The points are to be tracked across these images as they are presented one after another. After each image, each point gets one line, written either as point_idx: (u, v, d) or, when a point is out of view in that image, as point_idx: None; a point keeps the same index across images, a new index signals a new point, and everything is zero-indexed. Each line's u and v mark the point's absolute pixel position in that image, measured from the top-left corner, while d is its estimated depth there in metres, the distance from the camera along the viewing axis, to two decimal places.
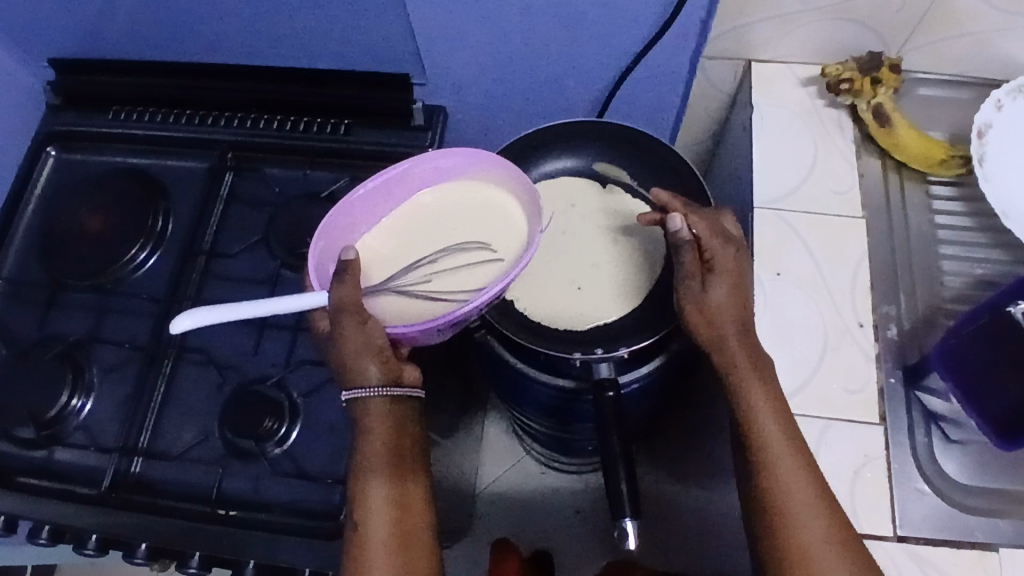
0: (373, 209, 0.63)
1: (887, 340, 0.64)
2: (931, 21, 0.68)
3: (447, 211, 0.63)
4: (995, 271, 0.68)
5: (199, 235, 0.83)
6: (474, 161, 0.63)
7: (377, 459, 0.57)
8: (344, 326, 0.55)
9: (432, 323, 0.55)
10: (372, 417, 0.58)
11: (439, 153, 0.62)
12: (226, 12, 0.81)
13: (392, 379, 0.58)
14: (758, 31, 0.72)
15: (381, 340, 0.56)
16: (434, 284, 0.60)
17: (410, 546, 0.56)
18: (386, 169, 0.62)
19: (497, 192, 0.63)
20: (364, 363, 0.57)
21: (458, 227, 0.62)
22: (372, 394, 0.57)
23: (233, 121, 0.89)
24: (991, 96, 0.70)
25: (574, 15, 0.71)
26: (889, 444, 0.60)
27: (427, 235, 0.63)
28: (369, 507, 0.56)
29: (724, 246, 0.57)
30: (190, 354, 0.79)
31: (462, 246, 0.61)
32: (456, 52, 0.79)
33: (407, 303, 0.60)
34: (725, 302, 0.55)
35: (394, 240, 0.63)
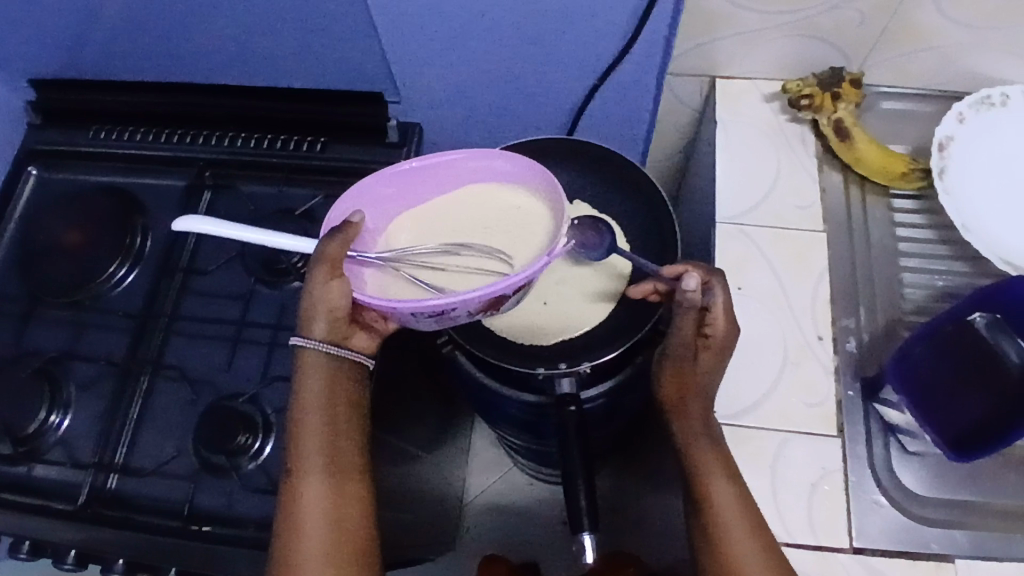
0: (407, 191, 0.62)
1: (846, 354, 0.65)
2: (890, 37, 0.69)
3: (480, 212, 0.61)
4: (955, 283, 0.69)
5: (176, 252, 0.85)
6: (524, 174, 0.61)
7: (313, 418, 0.58)
8: (314, 276, 0.54)
9: (405, 305, 0.52)
10: (309, 374, 0.58)
11: (495, 155, 0.61)
12: (201, 32, 0.82)
13: (336, 339, 0.59)
14: (722, 49, 0.72)
15: (338, 303, 0.56)
16: (433, 277, 0.58)
17: (343, 500, 0.57)
18: (437, 156, 0.60)
19: (534, 209, 0.61)
20: (314, 317, 0.57)
21: (485, 231, 0.60)
22: (313, 347, 0.58)
23: (211, 140, 0.90)
24: (953, 109, 0.71)
25: (539, 33, 0.72)
26: (846, 457, 0.61)
27: (453, 225, 0.61)
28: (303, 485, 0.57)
29: (728, 323, 0.56)
30: (165, 371, 0.79)
31: (480, 249, 0.59)
32: (426, 70, 0.81)
33: (398, 284, 0.58)
34: (702, 372, 0.57)
35: (421, 222, 0.62)
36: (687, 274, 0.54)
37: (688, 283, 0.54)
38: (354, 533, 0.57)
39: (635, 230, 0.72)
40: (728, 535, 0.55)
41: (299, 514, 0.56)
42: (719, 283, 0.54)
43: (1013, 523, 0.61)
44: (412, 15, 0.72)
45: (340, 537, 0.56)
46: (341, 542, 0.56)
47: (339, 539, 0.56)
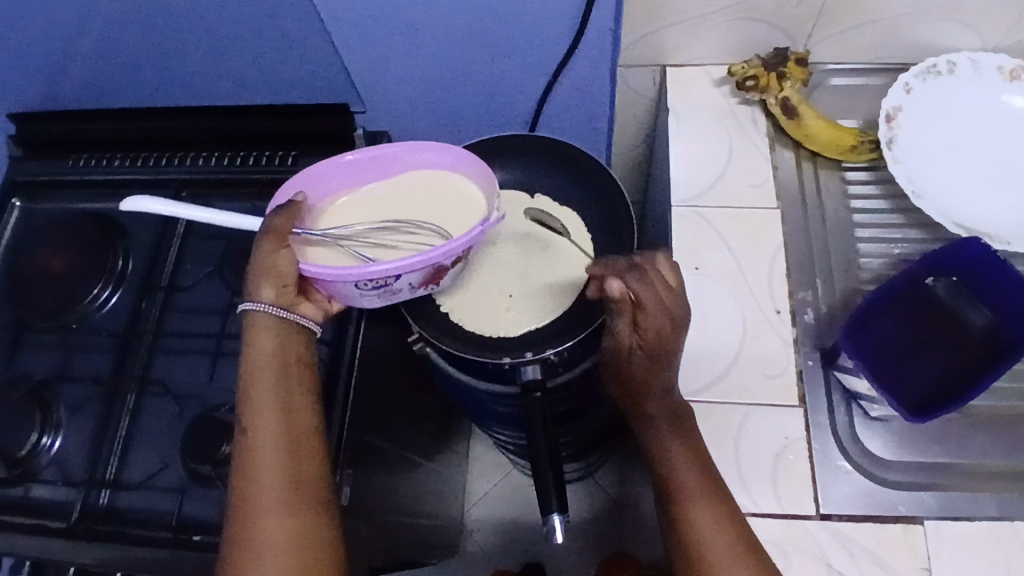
0: (347, 179, 0.65)
1: (805, 325, 0.66)
2: (831, 14, 0.70)
3: (416, 194, 0.64)
4: (911, 250, 0.69)
5: (158, 271, 0.87)
6: (460, 163, 0.64)
7: (268, 435, 0.58)
8: (261, 247, 0.58)
9: (352, 272, 0.55)
10: (261, 332, 0.61)
11: (433, 146, 0.64)
12: (170, 54, 0.84)
13: (286, 304, 0.61)
14: (669, 37, 0.74)
15: (285, 268, 0.59)
16: (372, 251, 0.61)
17: (297, 450, 0.58)
18: (379, 149, 0.64)
19: (467, 193, 0.64)
20: (261, 282, 0.59)
21: (421, 211, 0.63)
22: (261, 310, 0.60)
23: (187, 160, 0.91)
24: (901, 79, 0.72)
25: (491, 33, 0.74)
26: (808, 426, 0.62)
27: (392, 209, 0.64)
28: (257, 504, 0.56)
29: (660, 314, 0.54)
30: (151, 387, 0.81)
31: (415, 223, 0.61)
32: (387, 78, 0.82)
33: (338, 257, 0.60)
34: (642, 364, 0.56)
35: (360, 205, 0.64)
36: (609, 279, 0.54)
37: (609, 288, 0.54)
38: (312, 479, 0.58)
39: (591, 218, 0.74)
40: (697, 529, 0.54)
41: (255, 464, 0.57)
42: (642, 275, 0.54)
43: (979, 482, 0.62)
44: (363, 24, 0.74)
45: (297, 483, 0.57)
46: (300, 490, 0.57)
47: (290, 519, 0.56)
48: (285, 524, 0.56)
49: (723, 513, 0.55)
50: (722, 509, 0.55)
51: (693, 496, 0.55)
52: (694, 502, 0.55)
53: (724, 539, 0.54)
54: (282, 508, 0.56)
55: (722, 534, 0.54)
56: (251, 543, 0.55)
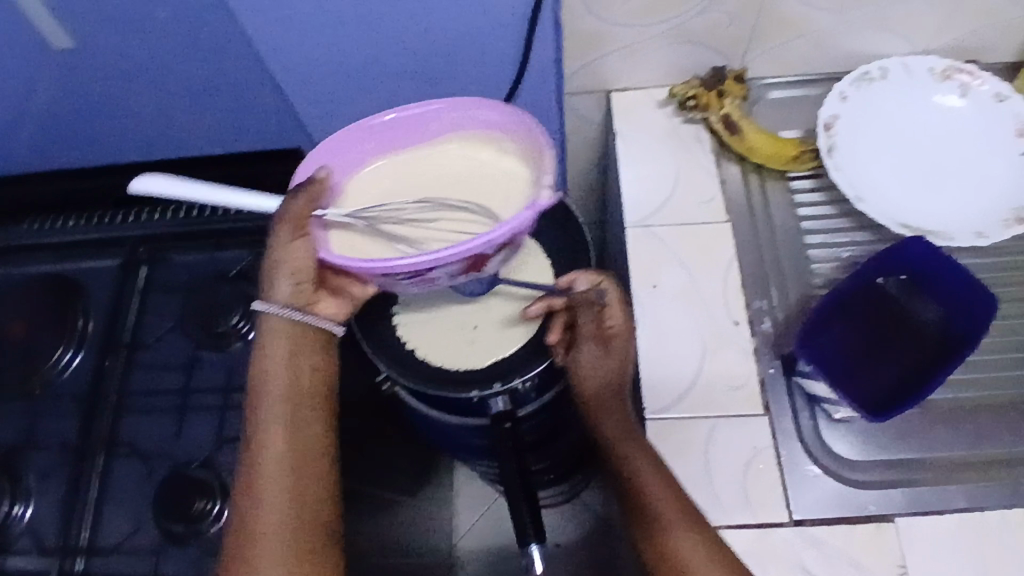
0: (383, 142, 0.60)
1: (763, 334, 0.67)
2: (763, 32, 0.72)
3: (461, 166, 0.59)
4: (859, 252, 0.71)
5: (120, 330, 0.85)
6: (507, 124, 0.58)
7: (273, 454, 0.56)
8: (277, 236, 0.56)
9: (376, 266, 0.50)
10: (275, 335, 0.59)
11: (478, 104, 0.59)
12: (121, 110, 0.84)
13: (300, 305, 0.60)
14: (610, 64, 0.76)
15: (303, 260, 0.57)
16: (406, 231, 0.55)
17: (304, 466, 0.57)
18: (419, 109, 0.59)
19: (516, 165, 0.58)
20: (277, 279, 0.58)
21: (465, 188, 0.58)
22: (274, 312, 0.59)
23: (143, 216, 0.91)
24: (836, 88, 0.75)
25: (436, 69, 0.75)
26: (774, 434, 0.63)
27: (433, 181, 0.59)
28: (257, 524, 0.54)
29: (626, 317, 0.62)
30: (120, 448, 0.79)
31: (460, 204, 0.56)
32: (338, 121, 0.83)
33: (369, 244, 0.55)
34: (616, 367, 0.63)
35: (399, 175, 0.60)
36: (580, 275, 0.63)
37: (578, 284, 0.62)
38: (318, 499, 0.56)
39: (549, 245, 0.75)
40: (672, 544, 0.54)
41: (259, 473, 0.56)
42: (609, 283, 0.62)
43: (946, 474, 0.62)
44: (308, 69, 0.75)
45: (301, 501, 0.56)
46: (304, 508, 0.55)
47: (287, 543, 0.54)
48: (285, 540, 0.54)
49: (695, 523, 0.54)
50: (701, 533, 0.54)
51: (669, 520, 0.55)
52: (671, 523, 0.54)
53: (703, 556, 0.53)
54: (282, 523, 0.54)
55: (700, 552, 0.53)
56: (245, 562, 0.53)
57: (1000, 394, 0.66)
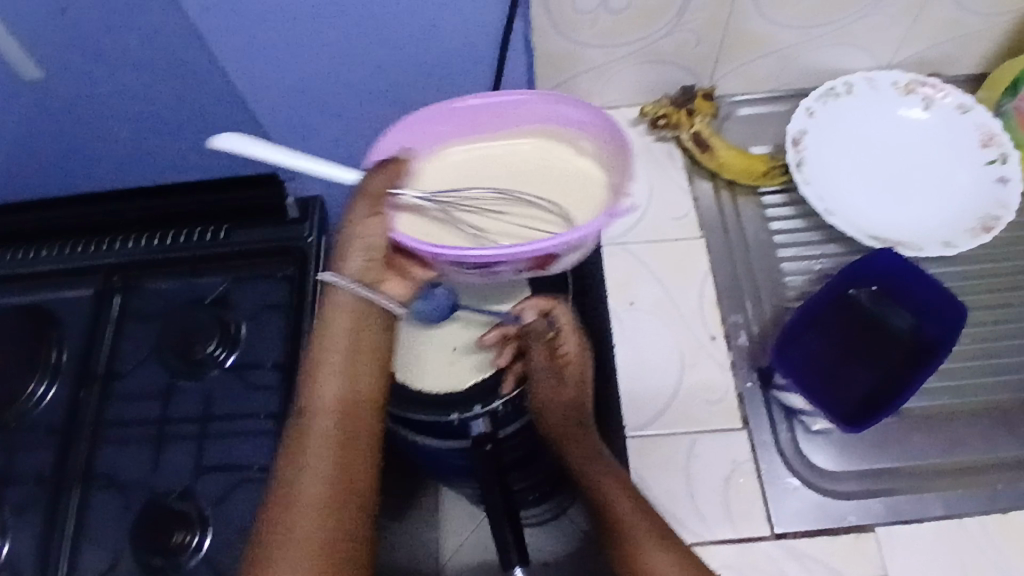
0: (463, 125, 0.66)
1: (739, 348, 0.68)
2: (730, 50, 0.74)
3: (540, 161, 0.67)
4: (831, 264, 0.72)
5: (95, 360, 0.83)
6: (582, 124, 0.65)
7: (325, 420, 0.57)
8: (355, 212, 0.60)
9: (448, 253, 0.57)
10: (336, 313, 0.60)
11: (563, 100, 0.64)
12: (94, 138, 0.84)
13: (366, 281, 0.61)
14: (581, 84, 0.77)
15: (375, 240, 0.60)
16: (479, 220, 0.63)
17: (349, 455, 0.56)
18: (500, 99, 0.65)
19: (587, 167, 0.66)
20: (347, 254, 0.60)
21: (541, 180, 0.66)
22: (342, 288, 0.60)
23: (117, 243, 0.89)
24: (804, 104, 0.76)
25: (410, 92, 0.76)
26: (753, 447, 0.63)
27: (514, 173, 0.66)
28: (301, 477, 0.54)
29: (575, 341, 0.69)
30: (98, 481, 0.78)
31: (532, 199, 0.64)
32: (313, 145, 0.83)
33: (442, 228, 0.63)
34: (571, 393, 0.68)
35: (477, 165, 0.67)
36: (529, 304, 0.67)
37: (527, 313, 0.67)
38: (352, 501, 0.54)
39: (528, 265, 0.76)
40: (643, 559, 0.54)
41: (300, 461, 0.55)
42: (562, 308, 0.68)
43: (924, 483, 0.63)
44: (282, 95, 0.76)
45: (340, 495, 0.53)
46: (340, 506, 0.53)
47: (326, 510, 0.52)
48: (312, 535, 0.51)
49: (668, 543, 0.55)
50: (676, 553, 0.54)
51: (643, 543, 0.55)
52: (645, 541, 0.55)
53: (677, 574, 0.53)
54: (317, 512, 0.52)
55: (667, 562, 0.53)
56: (284, 507, 0.52)
57: (976, 402, 0.67)
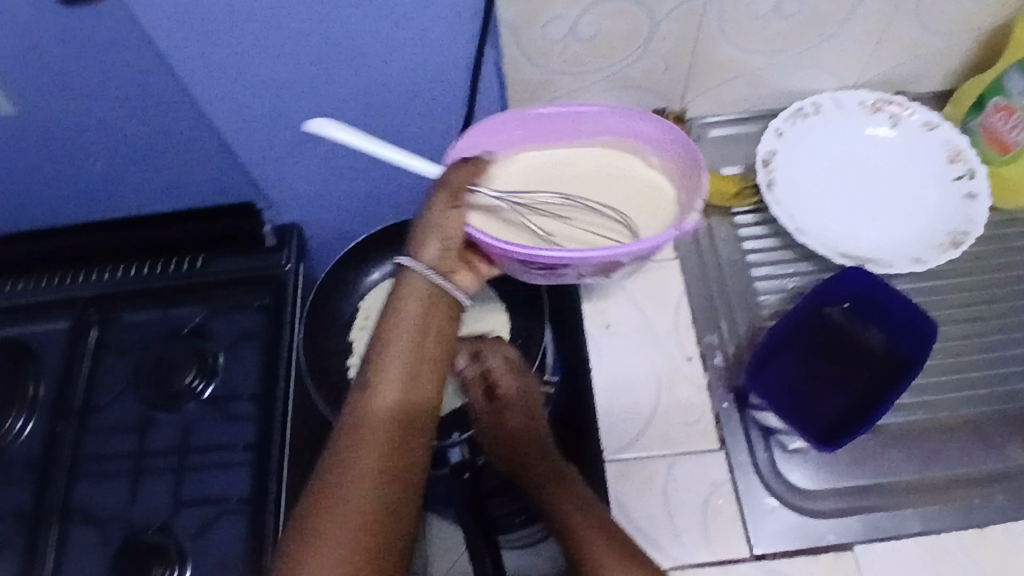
0: (536, 132, 0.67)
1: (715, 368, 0.68)
2: (699, 75, 0.75)
3: (608, 170, 0.68)
4: (804, 283, 0.73)
5: (71, 393, 0.82)
6: (652, 142, 0.67)
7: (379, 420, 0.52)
8: (435, 201, 0.58)
9: (520, 250, 0.58)
10: (407, 296, 0.56)
11: (638, 117, 0.66)
12: (69, 170, 0.83)
13: (444, 271, 0.59)
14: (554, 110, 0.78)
15: (451, 231, 0.58)
16: (549, 223, 0.65)
17: (402, 467, 0.51)
18: (575, 109, 0.66)
19: (649, 172, 0.68)
20: (426, 239, 0.58)
21: (609, 189, 0.67)
22: (417, 273, 0.57)
23: (93, 275, 0.88)
24: (772, 125, 0.77)
25: (384, 122, 0.77)
26: (731, 468, 0.63)
27: (582, 180, 0.67)
28: (345, 481, 0.49)
29: (514, 378, 0.64)
30: (77, 516, 0.77)
31: (595, 204, 0.66)
32: (289, 173, 0.84)
33: (511, 229, 0.64)
34: (522, 427, 0.62)
35: (551, 166, 0.68)
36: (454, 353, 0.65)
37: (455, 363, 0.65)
38: (394, 528, 0.49)
39: None
40: None
41: (343, 471, 0.50)
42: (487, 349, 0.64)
43: (902, 499, 0.63)
44: (257, 125, 0.76)
45: (383, 519, 0.49)
46: (379, 533, 0.49)
47: (367, 523, 0.48)
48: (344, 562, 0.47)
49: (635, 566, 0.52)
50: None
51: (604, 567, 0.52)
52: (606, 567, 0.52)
53: None
54: (357, 525, 0.48)
55: None
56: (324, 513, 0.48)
57: (950, 417, 0.67)
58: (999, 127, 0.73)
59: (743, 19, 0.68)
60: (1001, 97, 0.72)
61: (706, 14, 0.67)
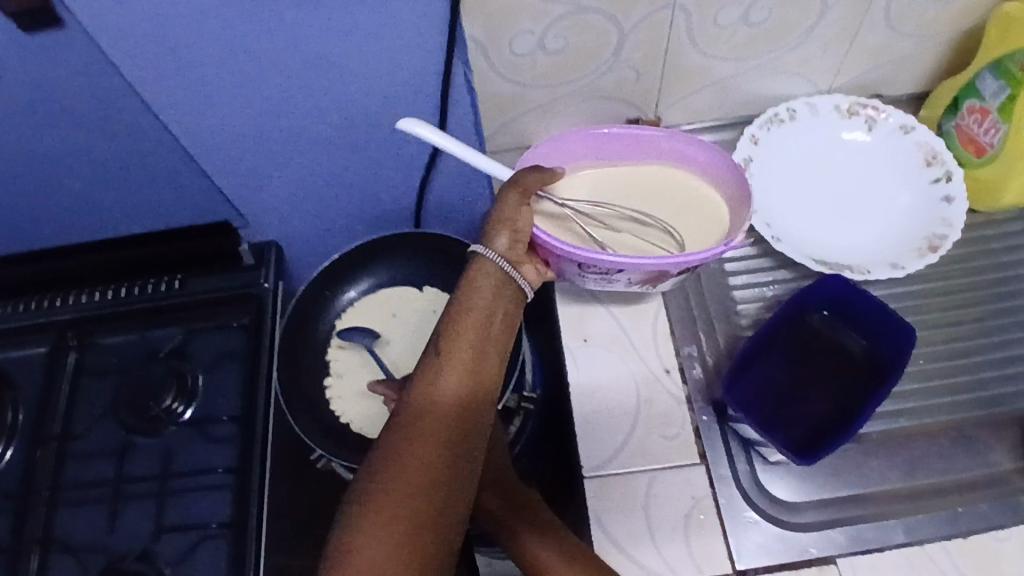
0: (598, 150, 0.69)
1: (694, 380, 0.68)
2: (672, 83, 0.74)
3: (663, 188, 0.69)
4: (783, 291, 0.73)
5: (49, 419, 0.81)
6: (710, 167, 0.68)
7: (441, 396, 0.54)
8: (508, 198, 0.60)
9: (577, 252, 0.60)
10: (479, 283, 0.57)
11: (693, 141, 0.67)
12: (40, 193, 0.82)
13: (513, 262, 0.60)
14: (527, 122, 0.77)
15: (522, 224, 0.60)
16: (602, 231, 0.67)
17: (460, 444, 0.53)
18: (635, 131, 0.68)
19: (709, 195, 0.69)
20: (499, 232, 0.60)
21: (664, 206, 0.68)
22: (490, 258, 0.58)
23: (69, 298, 0.86)
24: (747, 131, 0.76)
25: (355, 134, 0.76)
26: (712, 481, 0.63)
27: (638, 195, 0.69)
28: (404, 450, 0.52)
29: None
30: (57, 545, 0.75)
31: (653, 221, 0.67)
32: (264, 191, 0.83)
33: (569, 235, 0.66)
34: None
35: (607, 180, 0.70)
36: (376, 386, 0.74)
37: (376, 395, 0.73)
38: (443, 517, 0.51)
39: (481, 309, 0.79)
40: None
41: (402, 452, 0.51)
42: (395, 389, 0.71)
43: (885, 508, 0.63)
44: (228, 144, 0.75)
45: (436, 490, 0.51)
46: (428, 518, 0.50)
47: (421, 493, 0.50)
48: (393, 536, 0.49)
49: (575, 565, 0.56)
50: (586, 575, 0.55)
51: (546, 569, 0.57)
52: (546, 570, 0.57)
53: None
54: (412, 493, 0.50)
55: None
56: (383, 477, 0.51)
57: (931, 423, 0.67)
58: (973, 128, 0.73)
59: (712, 28, 0.68)
60: (976, 100, 0.72)
61: (674, 24, 0.67)
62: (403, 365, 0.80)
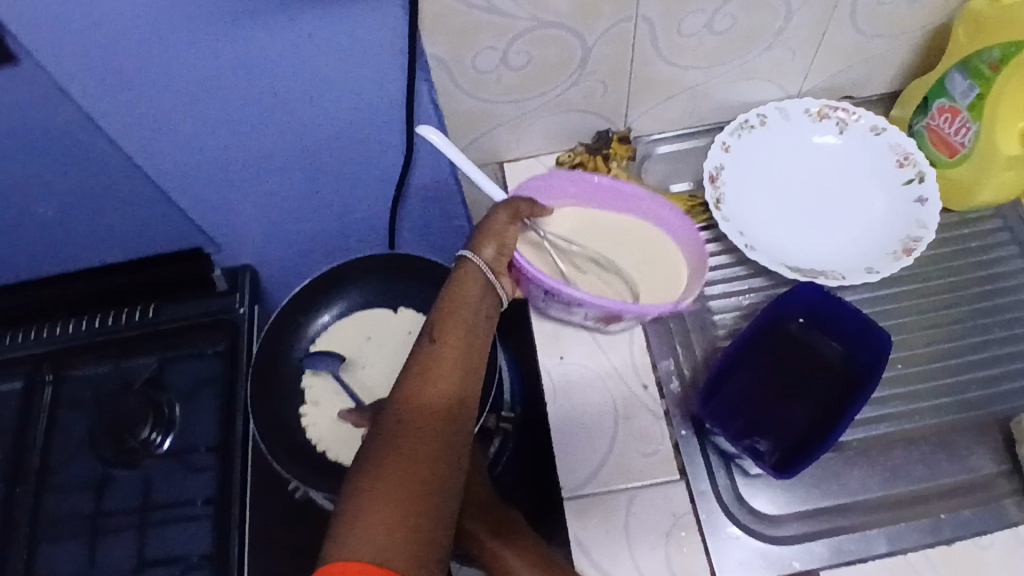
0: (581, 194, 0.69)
1: (672, 395, 0.67)
2: (641, 94, 0.74)
3: (636, 242, 0.69)
4: (758, 299, 0.72)
5: (27, 452, 0.79)
6: (678, 235, 0.68)
7: (429, 393, 0.52)
8: (497, 213, 0.60)
9: (547, 282, 0.60)
10: (465, 284, 0.57)
11: (669, 209, 0.68)
12: (9, 226, 0.81)
13: (497, 272, 0.60)
14: (497, 137, 0.76)
15: (508, 238, 0.60)
16: (568, 267, 0.66)
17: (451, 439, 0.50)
18: (624, 187, 0.68)
19: (674, 257, 0.68)
20: (486, 240, 0.59)
21: (635, 260, 0.68)
22: (473, 262, 0.58)
23: (42, 331, 0.85)
24: (718, 139, 0.75)
25: (323, 155, 0.75)
26: (692, 498, 0.62)
27: (614, 243, 0.69)
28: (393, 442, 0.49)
29: None
30: None
31: (621, 273, 0.66)
32: (235, 216, 0.82)
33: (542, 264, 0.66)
34: None
35: (586, 222, 0.70)
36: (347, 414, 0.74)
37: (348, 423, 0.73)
38: (438, 504, 0.47)
39: None
40: None
41: (394, 442, 0.49)
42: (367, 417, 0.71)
43: (865, 518, 0.62)
44: (194, 169, 0.74)
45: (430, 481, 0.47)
46: (421, 503, 0.46)
47: (415, 480, 0.47)
48: (385, 525, 0.45)
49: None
50: None
51: None
52: None
53: None
54: (404, 481, 0.47)
55: None
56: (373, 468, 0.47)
57: (911, 428, 0.66)
58: (944, 128, 0.73)
59: (677, 38, 0.67)
60: (945, 99, 0.72)
61: (638, 35, 0.66)
62: (381, 386, 0.79)
